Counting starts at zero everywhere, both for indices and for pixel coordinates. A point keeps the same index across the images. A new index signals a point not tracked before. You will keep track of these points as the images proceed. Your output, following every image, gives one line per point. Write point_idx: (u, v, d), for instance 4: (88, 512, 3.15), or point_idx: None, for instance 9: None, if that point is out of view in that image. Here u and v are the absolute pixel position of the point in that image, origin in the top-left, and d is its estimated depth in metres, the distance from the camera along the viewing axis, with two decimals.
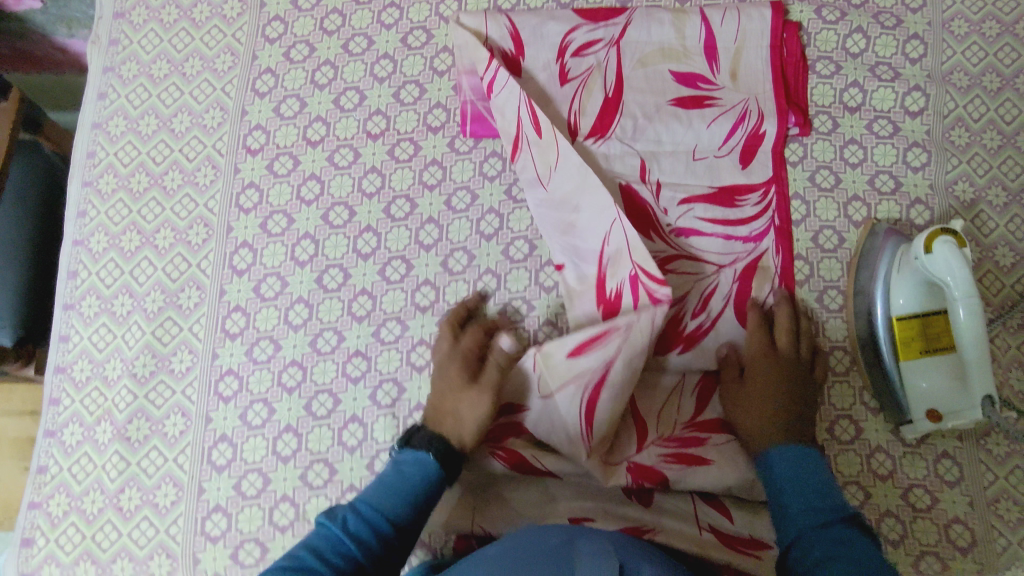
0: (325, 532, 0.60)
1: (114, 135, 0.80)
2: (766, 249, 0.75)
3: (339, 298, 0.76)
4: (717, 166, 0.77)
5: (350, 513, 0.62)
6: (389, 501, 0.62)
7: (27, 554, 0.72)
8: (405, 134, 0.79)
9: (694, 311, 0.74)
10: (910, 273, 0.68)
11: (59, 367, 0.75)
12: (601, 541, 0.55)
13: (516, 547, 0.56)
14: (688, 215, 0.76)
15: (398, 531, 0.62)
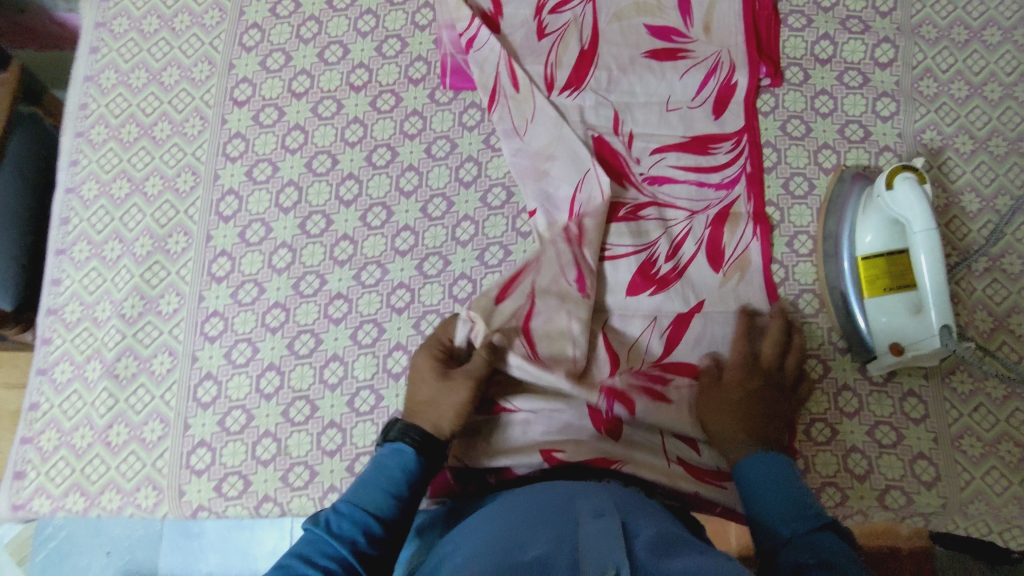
0: (309, 537, 0.55)
1: (106, 88, 0.83)
2: (738, 196, 0.77)
3: (322, 243, 0.78)
4: (690, 115, 0.78)
5: (333, 514, 0.56)
6: (373, 495, 0.58)
7: (19, 486, 0.74)
8: (387, 86, 0.81)
9: (666, 256, 0.74)
10: (875, 212, 0.70)
11: (51, 309, 0.78)
12: (602, 502, 0.55)
13: (515, 509, 0.55)
14: (661, 163, 0.77)
15: (386, 523, 0.57)
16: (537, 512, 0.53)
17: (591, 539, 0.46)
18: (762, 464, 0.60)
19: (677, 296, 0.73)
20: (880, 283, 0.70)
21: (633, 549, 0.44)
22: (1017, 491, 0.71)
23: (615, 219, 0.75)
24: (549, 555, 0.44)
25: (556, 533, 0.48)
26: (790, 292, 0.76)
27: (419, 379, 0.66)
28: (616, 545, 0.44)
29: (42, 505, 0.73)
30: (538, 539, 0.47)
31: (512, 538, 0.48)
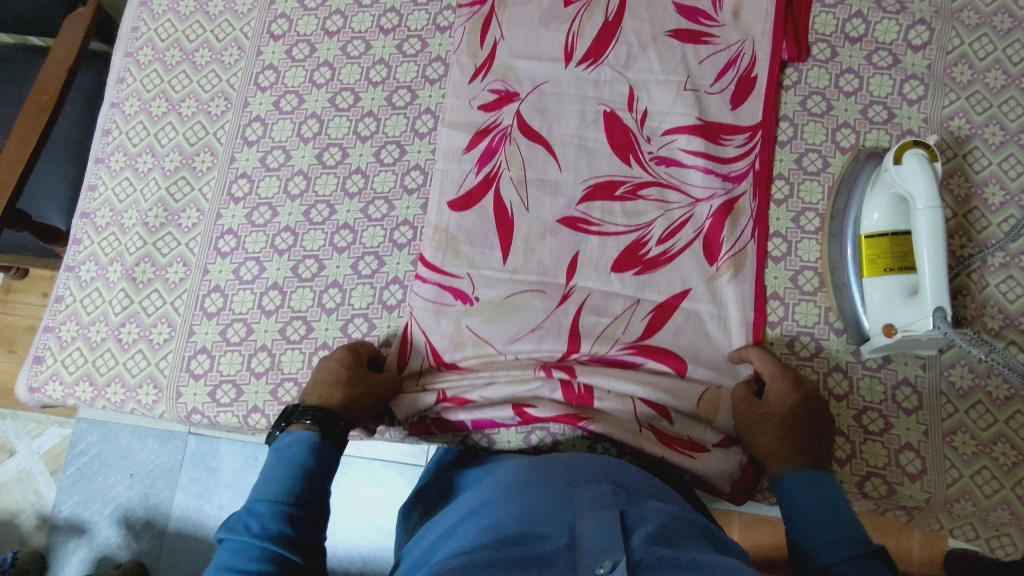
0: (233, 546, 0.53)
1: (157, 13, 0.90)
2: (743, 192, 0.75)
3: (335, 174, 0.81)
4: (706, 102, 0.77)
5: (248, 520, 0.54)
6: (281, 486, 0.56)
7: (36, 370, 0.80)
8: (415, 31, 0.85)
9: (659, 238, 0.74)
10: (882, 189, 0.68)
11: (85, 213, 0.84)
12: (600, 484, 0.51)
13: (509, 490, 0.53)
14: (671, 145, 0.76)
15: (306, 505, 0.56)
16: (529, 494, 0.50)
17: (591, 534, 0.43)
18: (804, 483, 0.59)
19: (664, 280, 0.73)
20: (880, 263, 0.67)
21: (633, 545, 0.42)
22: (1009, 495, 0.67)
23: (611, 196, 0.75)
24: (549, 555, 0.42)
25: (555, 523, 0.45)
26: (790, 267, 0.74)
27: (322, 374, 0.69)
28: (616, 540, 0.42)
29: (55, 391, 0.78)
30: (534, 533, 0.45)
31: (507, 530, 0.46)
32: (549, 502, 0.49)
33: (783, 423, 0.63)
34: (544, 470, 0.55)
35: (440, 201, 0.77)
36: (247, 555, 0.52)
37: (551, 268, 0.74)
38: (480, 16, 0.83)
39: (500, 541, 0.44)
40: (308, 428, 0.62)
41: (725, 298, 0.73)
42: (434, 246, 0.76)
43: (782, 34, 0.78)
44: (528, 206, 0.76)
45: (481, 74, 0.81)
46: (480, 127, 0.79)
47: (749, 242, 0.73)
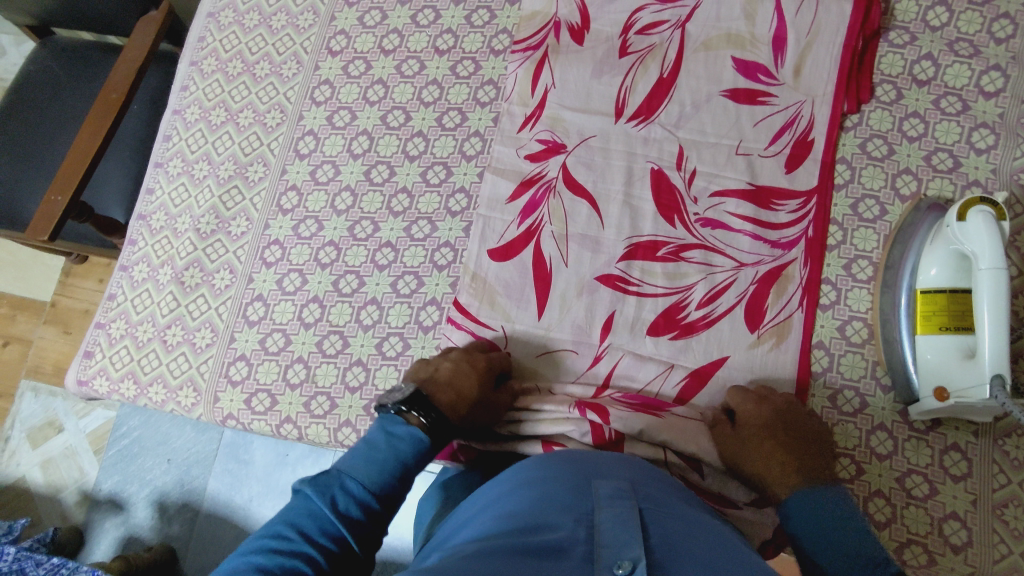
0: (312, 510, 0.53)
1: (223, 25, 0.93)
2: (793, 257, 0.72)
3: (381, 192, 0.82)
4: (758, 164, 0.75)
5: (336, 491, 0.55)
6: (379, 476, 0.57)
7: (85, 364, 0.83)
8: (469, 54, 0.85)
9: (699, 303, 0.72)
10: (942, 244, 0.65)
11: (142, 215, 0.87)
12: (616, 480, 0.51)
13: (525, 476, 0.52)
14: (719, 208, 0.74)
15: (384, 505, 0.57)
16: (547, 482, 0.50)
17: (608, 530, 0.42)
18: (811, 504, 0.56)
19: (700, 348, 0.71)
20: (934, 321, 0.64)
21: (651, 546, 0.41)
22: None
23: (652, 256, 0.74)
24: (565, 545, 0.41)
25: (572, 515, 0.45)
26: (838, 317, 0.72)
27: (467, 377, 0.66)
28: (635, 537, 0.41)
29: (101, 385, 0.81)
30: (549, 520, 0.44)
31: (522, 517, 0.45)
32: (564, 494, 0.48)
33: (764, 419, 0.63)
34: (558, 463, 0.54)
35: (480, 249, 0.77)
36: (320, 525, 0.53)
37: (585, 327, 0.73)
38: (533, 60, 0.82)
39: (515, 528, 0.44)
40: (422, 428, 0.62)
41: (768, 369, 0.70)
42: (471, 294, 0.76)
43: (843, 96, 0.76)
44: (566, 261, 0.75)
45: (530, 122, 0.80)
46: (526, 177, 0.78)
47: (795, 313, 0.71)
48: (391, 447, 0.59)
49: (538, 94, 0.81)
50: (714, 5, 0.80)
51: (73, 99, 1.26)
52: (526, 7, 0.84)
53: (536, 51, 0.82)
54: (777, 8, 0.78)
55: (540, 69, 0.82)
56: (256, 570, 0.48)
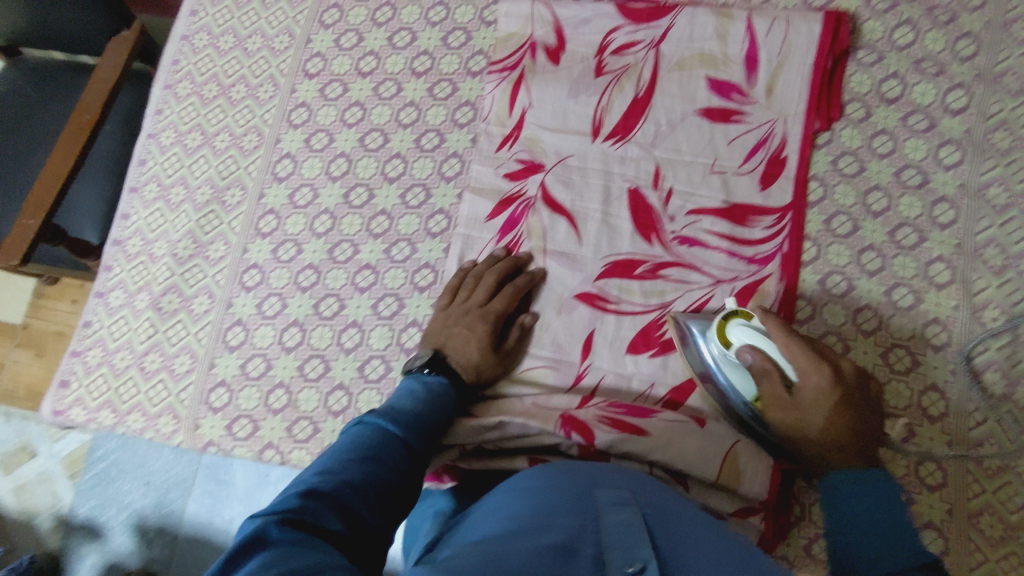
0: (376, 429, 0.57)
1: (198, 48, 0.92)
2: (769, 273, 0.73)
3: (361, 215, 0.82)
4: (733, 182, 0.76)
5: (394, 415, 0.60)
6: (423, 409, 0.63)
7: (62, 394, 0.81)
8: (446, 75, 0.86)
9: None
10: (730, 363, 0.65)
11: (118, 240, 0.86)
12: (615, 486, 0.53)
13: (524, 484, 0.54)
14: (695, 226, 0.75)
15: (429, 432, 0.62)
16: (548, 488, 0.52)
17: (614, 534, 0.45)
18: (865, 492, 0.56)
19: (680, 366, 0.72)
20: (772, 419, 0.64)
21: (657, 546, 0.44)
22: None
23: (629, 275, 0.75)
24: (575, 546, 0.44)
25: (577, 519, 0.47)
26: (814, 330, 0.72)
27: (472, 339, 0.71)
28: (640, 539, 0.44)
29: (78, 415, 0.80)
30: (557, 521, 0.46)
31: (528, 518, 0.47)
32: (567, 500, 0.49)
33: (832, 426, 0.60)
34: (556, 471, 0.56)
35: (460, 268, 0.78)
36: (384, 440, 0.57)
37: (565, 345, 0.74)
38: (509, 81, 0.83)
39: (521, 528, 0.46)
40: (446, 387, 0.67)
41: None
42: None
43: (815, 114, 0.77)
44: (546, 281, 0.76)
45: (507, 142, 0.81)
46: (504, 196, 0.79)
47: None
48: (429, 388, 0.66)
49: (515, 114, 0.82)
50: (687, 25, 0.81)
51: (43, 120, 1.24)
52: (501, 29, 0.85)
53: (512, 72, 0.83)
54: (748, 26, 0.79)
55: (516, 89, 0.82)
56: (330, 473, 0.51)
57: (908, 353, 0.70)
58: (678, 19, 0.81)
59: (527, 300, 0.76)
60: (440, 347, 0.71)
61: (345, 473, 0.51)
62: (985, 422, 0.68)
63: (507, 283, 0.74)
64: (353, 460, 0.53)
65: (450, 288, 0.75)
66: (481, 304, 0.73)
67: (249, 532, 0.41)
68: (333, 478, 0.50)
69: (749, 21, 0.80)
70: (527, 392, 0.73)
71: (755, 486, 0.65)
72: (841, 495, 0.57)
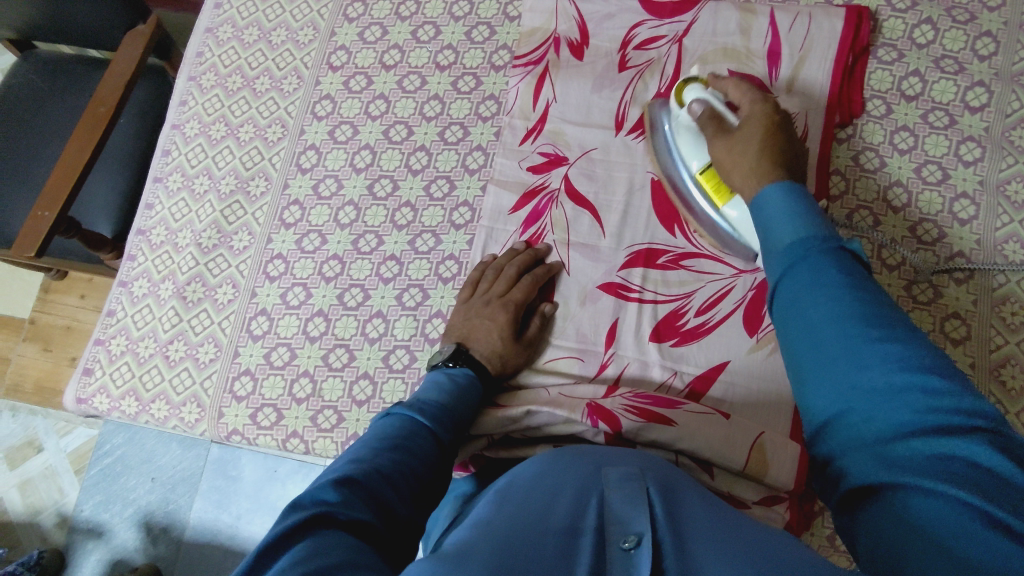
0: (406, 421, 0.58)
1: (222, 40, 0.93)
2: None
3: (385, 207, 0.83)
4: None
5: (421, 407, 0.60)
6: (450, 401, 0.63)
7: (85, 382, 0.81)
8: (470, 69, 0.87)
9: (699, 309, 0.73)
10: (687, 135, 0.74)
11: (141, 230, 0.87)
12: (626, 466, 0.53)
13: (535, 466, 0.54)
14: None
15: (456, 423, 0.62)
16: (557, 472, 0.52)
17: (617, 510, 0.46)
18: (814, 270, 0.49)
19: (701, 354, 0.72)
20: (724, 189, 0.71)
21: (659, 525, 0.45)
22: None
23: (651, 264, 0.76)
24: (580, 527, 0.44)
25: (583, 499, 0.48)
26: None
27: (495, 331, 0.71)
28: (641, 513, 0.45)
29: (101, 403, 0.80)
30: (563, 503, 0.47)
31: (537, 500, 0.48)
32: (575, 483, 0.50)
33: (765, 148, 0.65)
34: (566, 454, 0.56)
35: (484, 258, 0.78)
36: (412, 431, 0.57)
37: (589, 335, 0.75)
38: (533, 75, 0.83)
39: (529, 509, 0.47)
40: (470, 378, 0.68)
41: (770, 374, 0.70)
42: None
43: (836, 108, 0.78)
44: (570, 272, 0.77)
45: (531, 135, 0.82)
46: (528, 188, 0.80)
47: None
48: (455, 380, 0.66)
49: (539, 107, 0.83)
50: (710, 20, 0.82)
51: (58, 112, 1.24)
52: (525, 24, 0.86)
53: (536, 66, 0.84)
54: (771, 22, 0.80)
55: (540, 83, 0.83)
56: (362, 462, 0.51)
57: None
58: (701, 14, 0.82)
59: (545, 290, 0.77)
60: (463, 340, 0.72)
61: (378, 463, 0.51)
62: (1005, 415, 0.68)
63: (526, 275, 0.75)
64: (384, 450, 0.53)
65: (471, 282, 0.76)
66: (501, 297, 0.73)
67: (280, 526, 0.41)
68: (367, 468, 0.50)
69: (772, 16, 0.81)
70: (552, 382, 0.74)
71: (781, 474, 0.66)
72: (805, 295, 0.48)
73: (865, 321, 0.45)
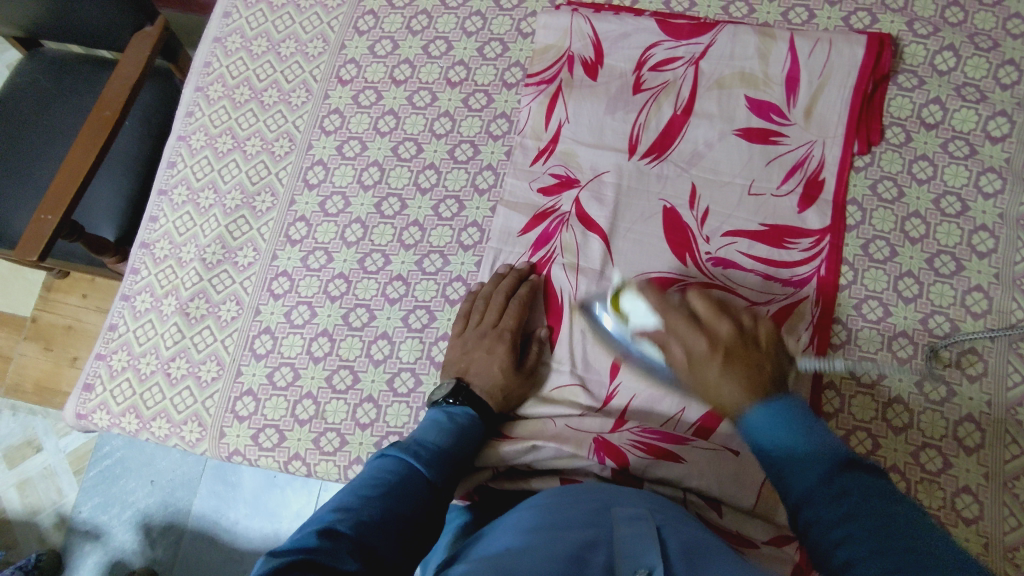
0: (402, 461, 0.58)
1: (230, 50, 0.92)
2: (805, 297, 0.72)
3: (392, 225, 0.81)
4: (771, 204, 0.75)
5: (419, 446, 0.60)
6: (449, 441, 0.63)
7: (85, 397, 0.80)
8: (482, 86, 0.85)
9: None
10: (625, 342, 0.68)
11: (145, 243, 0.86)
12: (635, 505, 0.53)
13: (542, 501, 0.55)
14: (730, 248, 0.74)
15: (455, 461, 0.62)
16: (565, 507, 0.53)
17: (627, 544, 0.46)
18: (775, 414, 0.53)
19: None
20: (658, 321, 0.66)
21: (670, 558, 0.45)
22: None
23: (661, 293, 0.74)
24: (588, 557, 0.45)
25: (592, 533, 0.48)
26: (848, 357, 0.71)
27: (492, 365, 0.71)
28: (653, 546, 0.45)
29: (102, 419, 0.79)
30: (571, 535, 0.47)
31: (544, 531, 0.49)
32: (583, 517, 0.50)
33: (729, 360, 0.58)
34: (575, 490, 0.57)
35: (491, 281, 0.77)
36: (407, 474, 0.57)
37: (595, 361, 0.73)
38: (546, 94, 0.82)
39: (534, 542, 0.47)
40: (471, 414, 0.68)
41: None
42: None
43: (854, 137, 0.76)
44: (578, 296, 0.74)
45: (541, 155, 0.80)
46: (538, 210, 0.78)
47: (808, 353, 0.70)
48: (454, 419, 0.66)
49: (551, 126, 0.81)
50: (727, 43, 0.80)
51: (62, 114, 1.23)
52: (539, 41, 0.84)
53: (549, 84, 0.82)
54: (791, 47, 0.79)
55: (553, 102, 0.82)
56: (347, 511, 0.51)
57: (942, 382, 0.70)
58: (719, 36, 0.80)
59: (536, 307, 0.76)
60: (461, 374, 0.72)
61: (360, 512, 0.52)
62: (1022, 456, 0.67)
63: (513, 297, 0.74)
64: (369, 498, 0.54)
65: (463, 314, 0.75)
66: (497, 329, 0.73)
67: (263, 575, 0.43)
68: (350, 518, 0.51)
69: (792, 41, 0.79)
70: (558, 411, 0.72)
71: None
72: (777, 431, 0.52)
73: (890, 525, 0.45)
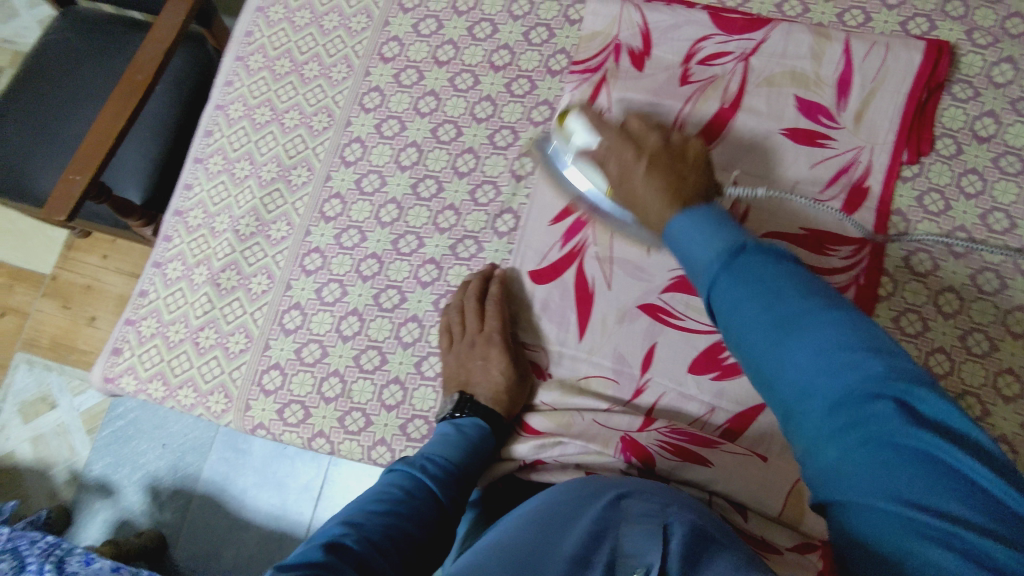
0: (407, 477, 0.59)
1: (273, 21, 0.91)
2: None
3: (428, 208, 0.81)
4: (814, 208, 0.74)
5: (424, 462, 0.61)
6: (457, 455, 0.63)
7: (113, 361, 0.81)
8: (525, 72, 0.84)
9: None
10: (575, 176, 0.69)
11: (178, 210, 0.86)
12: (654, 498, 0.52)
13: (559, 492, 0.55)
14: None
15: (462, 476, 0.62)
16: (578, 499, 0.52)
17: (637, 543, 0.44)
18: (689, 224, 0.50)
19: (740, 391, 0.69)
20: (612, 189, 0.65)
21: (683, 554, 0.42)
22: None
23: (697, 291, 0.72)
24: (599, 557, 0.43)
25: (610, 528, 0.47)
26: None
27: (487, 367, 0.70)
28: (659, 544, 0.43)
29: (129, 383, 0.80)
30: (585, 531, 0.46)
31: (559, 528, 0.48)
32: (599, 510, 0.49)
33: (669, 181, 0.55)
34: (592, 482, 0.56)
35: (522, 268, 0.76)
36: (412, 491, 0.58)
37: (626, 357, 0.72)
38: (590, 82, 0.80)
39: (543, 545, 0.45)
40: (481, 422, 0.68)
41: None
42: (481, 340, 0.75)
43: (904, 146, 0.75)
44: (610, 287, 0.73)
45: None
46: None
47: None
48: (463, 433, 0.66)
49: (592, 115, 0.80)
50: (781, 41, 0.78)
51: (94, 73, 1.22)
52: (586, 28, 0.83)
53: (593, 72, 0.81)
54: (846, 48, 0.77)
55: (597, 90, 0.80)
56: (355, 526, 0.52)
57: (977, 401, 0.69)
58: (772, 33, 0.79)
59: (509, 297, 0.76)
60: (464, 387, 0.71)
61: (367, 528, 0.52)
62: None
63: (484, 298, 0.74)
64: (374, 514, 0.54)
65: (445, 330, 0.75)
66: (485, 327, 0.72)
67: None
68: (356, 532, 0.51)
69: (847, 43, 0.77)
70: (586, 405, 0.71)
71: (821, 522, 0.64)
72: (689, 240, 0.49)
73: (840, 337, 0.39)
